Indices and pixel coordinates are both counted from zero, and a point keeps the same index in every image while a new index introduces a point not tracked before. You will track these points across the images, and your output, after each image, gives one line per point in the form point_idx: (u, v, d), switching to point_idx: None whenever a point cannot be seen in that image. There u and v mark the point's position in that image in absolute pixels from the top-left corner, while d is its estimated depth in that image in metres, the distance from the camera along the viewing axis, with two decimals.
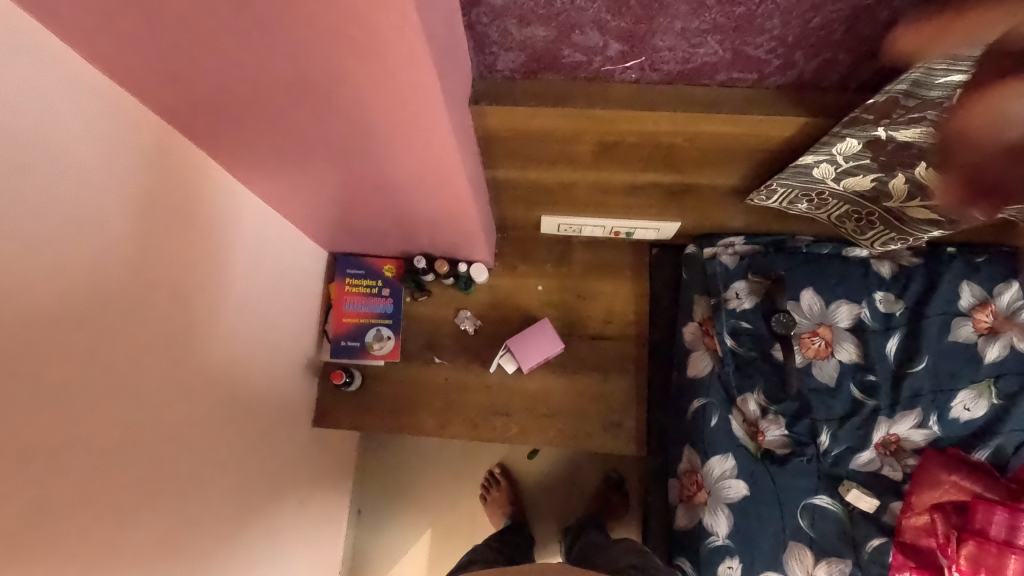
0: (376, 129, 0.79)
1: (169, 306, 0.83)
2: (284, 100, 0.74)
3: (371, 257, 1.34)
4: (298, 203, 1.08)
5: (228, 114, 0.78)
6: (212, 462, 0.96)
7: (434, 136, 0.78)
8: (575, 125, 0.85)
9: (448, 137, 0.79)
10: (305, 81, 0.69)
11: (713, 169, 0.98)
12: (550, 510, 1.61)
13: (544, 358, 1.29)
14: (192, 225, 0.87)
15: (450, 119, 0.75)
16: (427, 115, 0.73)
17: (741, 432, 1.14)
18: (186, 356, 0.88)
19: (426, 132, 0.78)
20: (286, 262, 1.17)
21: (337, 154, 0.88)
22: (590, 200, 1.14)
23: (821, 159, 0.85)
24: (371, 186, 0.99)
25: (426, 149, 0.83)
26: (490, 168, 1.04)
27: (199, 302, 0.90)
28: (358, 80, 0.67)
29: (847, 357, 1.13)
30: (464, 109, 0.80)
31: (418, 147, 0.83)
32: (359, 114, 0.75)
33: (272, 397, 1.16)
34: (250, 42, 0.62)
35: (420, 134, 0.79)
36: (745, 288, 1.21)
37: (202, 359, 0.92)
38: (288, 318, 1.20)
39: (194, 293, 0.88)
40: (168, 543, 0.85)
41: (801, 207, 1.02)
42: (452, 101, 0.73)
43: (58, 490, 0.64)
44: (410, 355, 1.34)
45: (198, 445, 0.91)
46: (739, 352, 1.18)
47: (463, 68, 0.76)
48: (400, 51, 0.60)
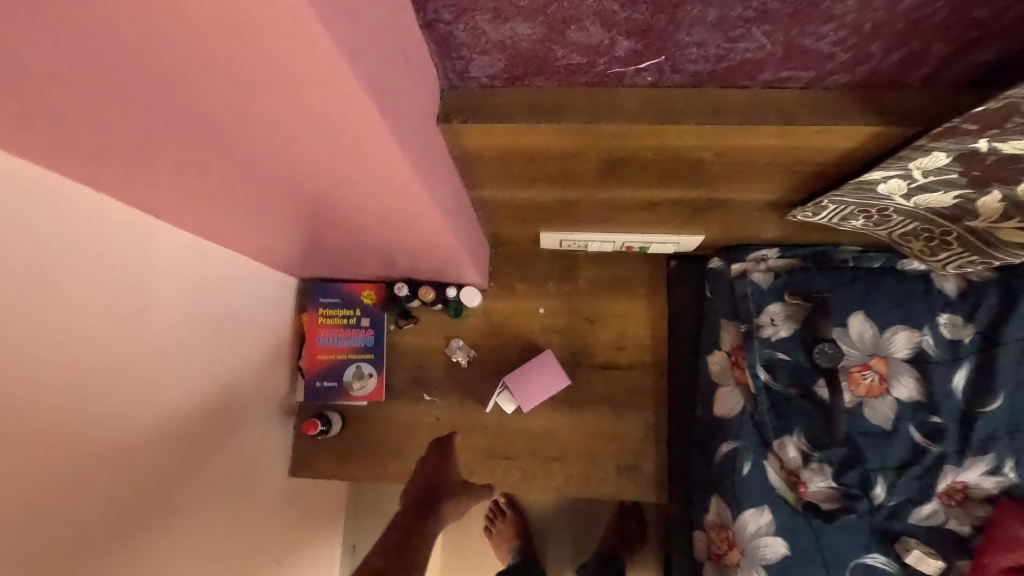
0: (311, 164, 0.60)
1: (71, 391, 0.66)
2: (189, 142, 0.57)
3: (347, 282, 1.17)
4: (252, 240, 0.92)
5: (105, 152, 0.60)
6: (162, 553, 0.80)
7: (390, 176, 0.60)
8: (577, 143, 0.67)
9: (410, 177, 0.61)
10: (193, 110, 0.50)
11: (747, 183, 0.79)
12: (561, 543, 1.47)
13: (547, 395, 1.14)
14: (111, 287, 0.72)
15: (408, 155, 0.57)
16: (368, 153, 0.55)
17: (778, 481, 0.99)
18: (108, 440, 0.71)
19: (374, 171, 0.60)
20: (248, 304, 1.02)
21: (276, 194, 0.71)
22: (596, 217, 0.96)
23: (891, 175, 0.67)
24: (330, 221, 0.82)
25: (384, 190, 0.65)
26: (474, 188, 0.86)
27: (130, 376, 0.75)
28: (260, 108, 0.48)
29: (904, 394, 0.95)
30: (424, 129, 0.61)
31: (375, 188, 0.65)
32: (282, 152, 0.57)
33: (245, 458, 1.02)
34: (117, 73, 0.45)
35: (371, 174, 0.61)
36: (781, 312, 1.02)
37: (130, 442, 0.75)
38: (254, 367, 1.05)
39: (113, 364, 0.72)
40: None
41: (855, 224, 0.84)
42: (405, 134, 0.55)
43: None
44: (397, 393, 1.18)
45: (142, 537, 0.77)
46: (775, 388, 1.00)
47: (422, 86, 0.57)
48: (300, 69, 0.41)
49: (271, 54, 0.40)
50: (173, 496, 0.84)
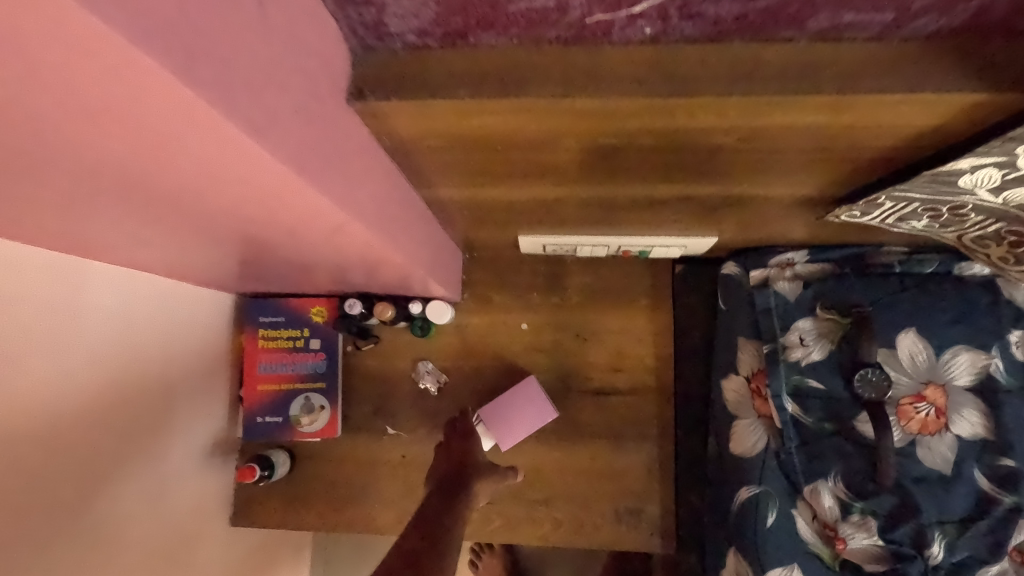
0: (155, 177, 0.41)
1: None
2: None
3: (293, 297, 0.99)
4: (151, 260, 0.73)
5: None
6: None
7: (261, 184, 0.40)
8: (549, 125, 0.48)
9: (295, 185, 0.41)
10: None
11: (777, 175, 0.60)
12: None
13: (531, 430, 0.97)
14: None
15: (279, 152, 0.37)
16: (206, 151, 0.35)
17: (810, 534, 0.81)
18: None
19: (235, 178, 0.40)
20: (153, 333, 0.82)
21: (138, 213, 0.51)
22: (584, 218, 0.78)
23: (985, 163, 0.48)
24: (235, 241, 0.63)
25: (270, 204, 0.46)
26: (427, 188, 0.67)
27: None
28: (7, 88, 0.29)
29: (967, 431, 0.77)
30: (324, 115, 0.42)
31: (258, 202, 0.45)
32: (88, 155, 0.37)
33: (162, 521, 0.84)
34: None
35: (235, 184, 0.41)
36: (812, 330, 0.84)
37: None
38: (168, 409, 0.86)
39: None
40: None
41: (915, 224, 0.65)
42: (262, 119, 0.35)
43: None
44: (355, 426, 1.01)
45: None
46: (807, 423, 0.82)
47: (293, 46, 0.37)
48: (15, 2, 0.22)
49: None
50: None
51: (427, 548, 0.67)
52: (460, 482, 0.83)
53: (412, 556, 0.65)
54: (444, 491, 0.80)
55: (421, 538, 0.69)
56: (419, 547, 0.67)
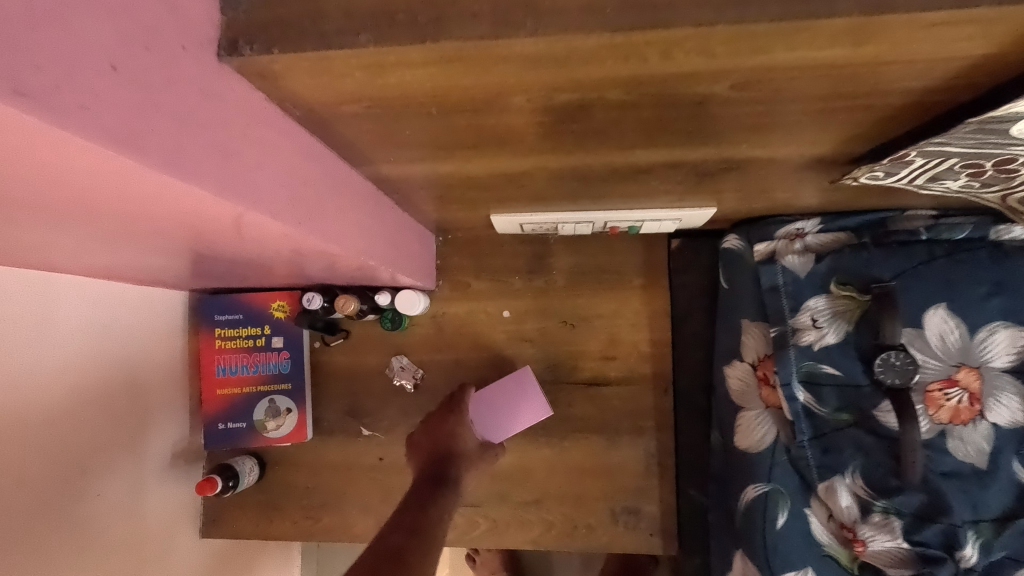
0: None
1: None
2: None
3: (249, 292, 0.90)
4: (62, 263, 0.61)
5: None
6: None
7: (84, 173, 0.29)
8: (487, 77, 0.38)
9: (135, 171, 0.30)
10: None
11: (785, 131, 0.49)
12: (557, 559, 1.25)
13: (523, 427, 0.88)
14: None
15: (80, 123, 0.26)
16: None
17: (826, 535, 0.73)
18: None
19: (37, 167, 0.28)
20: (79, 341, 0.71)
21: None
22: (562, 192, 0.67)
23: None
24: (141, 245, 0.53)
25: (123, 197, 0.34)
26: (370, 165, 0.57)
27: None
28: None
29: (1006, 417, 0.68)
30: (178, 75, 0.32)
31: (112, 197, 0.34)
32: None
33: (108, 550, 0.74)
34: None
35: (42, 172, 0.29)
36: (826, 309, 0.74)
37: None
38: (108, 426, 0.75)
39: None
40: None
41: (950, 185, 0.54)
42: (28, 77, 0.24)
43: None
44: (327, 428, 0.93)
45: None
46: (821, 414, 0.73)
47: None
48: None
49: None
50: None
51: (407, 546, 0.65)
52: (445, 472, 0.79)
53: (397, 552, 0.64)
54: (427, 484, 0.77)
55: (404, 533, 0.67)
56: (405, 544, 0.65)
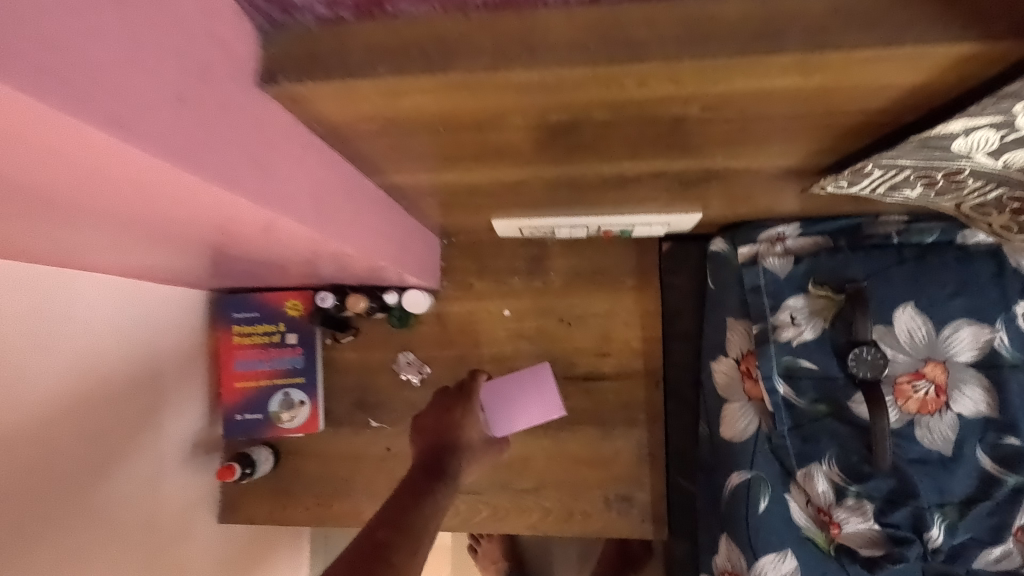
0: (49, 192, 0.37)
1: None
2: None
3: (266, 292, 0.95)
4: (98, 263, 0.67)
5: None
6: None
7: (152, 185, 0.36)
8: (487, 101, 0.44)
9: (194, 183, 0.36)
10: None
11: (756, 146, 0.55)
12: (556, 546, 1.30)
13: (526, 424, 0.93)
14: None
15: (155, 146, 0.32)
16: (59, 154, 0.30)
17: (804, 519, 0.78)
18: None
19: (117, 180, 0.35)
20: (109, 335, 0.77)
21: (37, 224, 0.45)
22: (558, 199, 0.73)
23: (980, 124, 0.43)
24: (179, 247, 0.59)
25: (179, 205, 0.41)
26: (382, 175, 0.63)
27: None
28: None
29: (970, 408, 0.73)
30: (226, 104, 0.38)
31: (169, 205, 0.41)
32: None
33: (134, 529, 0.80)
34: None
35: (120, 185, 0.36)
36: (804, 308, 0.79)
37: None
38: (134, 414, 0.82)
39: None
40: None
41: (909, 193, 0.60)
42: (121, 111, 0.30)
43: None
44: (338, 420, 0.99)
45: None
46: (799, 405, 0.78)
47: (151, 19, 0.32)
48: None
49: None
50: None
51: (399, 537, 0.62)
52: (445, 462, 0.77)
53: (381, 548, 0.59)
54: (428, 471, 0.75)
55: (392, 528, 0.63)
56: (392, 539, 0.61)
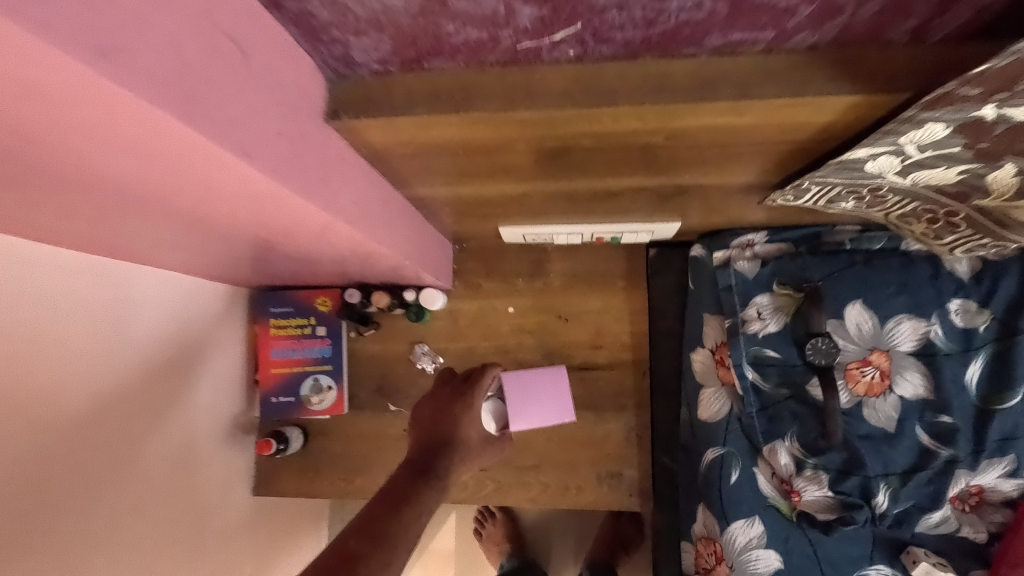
0: (182, 200, 0.50)
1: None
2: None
3: (298, 289, 1.08)
4: (172, 260, 0.80)
5: None
6: None
7: (265, 195, 0.49)
8: (497, 132, 0.56)
9: (292, 194, 0.49)
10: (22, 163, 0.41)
11: (716, 167, 0.68)
12: (557, 541, 1.42)
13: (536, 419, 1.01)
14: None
15: (275, 170, 0.46)
16: (218, 175, 0.43)
17: (770, 489, 0.90)
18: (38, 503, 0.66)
19: (242, 192, 0.48)
20: (171, 323, 0.89)
21: (146, 221, 0.57)
22: (555, 209, 0.86)
23: (879, 152, 0.55)
24: (243, 244, 0.72)
25: (270, 209, 0.54)
26: (408, 188, 0.76)
27: (50, 435, 0.68)
28: (81, 150, 0.38)
29: (910, 391, 0.84)
30: (309, 135, 0.51)
31: (264, 209, 0.54)
32: (101, 174, 0.43)
33: (191, 494, 0.93)
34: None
35: (241, 195, 0.49)
36: (769, 304, 0.91)
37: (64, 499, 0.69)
38: (192, 393, 0.94)
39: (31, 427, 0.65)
40: None
41: (846, 205, 0.72)
42: (259, 147, 0.43)
43: None
44: (361, 404, 1.11)
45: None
46: (765, 389, 0.90)
47: (273, 77, 0.45)
48: (96, 103, 0.32)
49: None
50: (121, 550, 0.78)
51: (373, 545, 0.58)
52: (446, 441, 0.81)
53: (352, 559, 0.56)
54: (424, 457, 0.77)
55: (366, 536, 0.59)
56: (363, 548, 0.57)
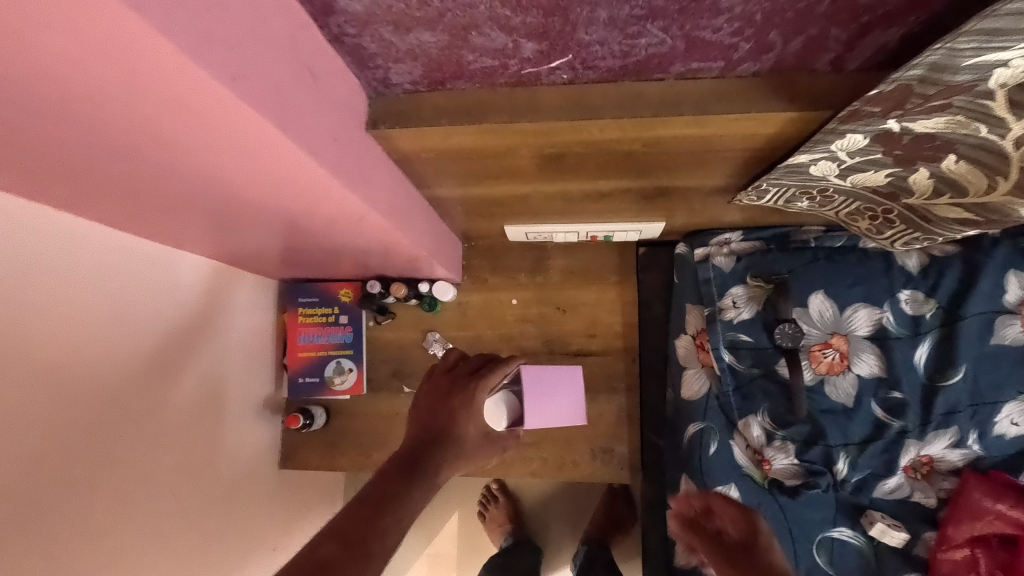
0: (252, 190, 0.62)
1: (80, 413, 0.72)
2: (110, 163, 0.54)
3: (324, 281, 1.20)
4: (223, 250, 0.93)
5: (74, 189, 0.61)
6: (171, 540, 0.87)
7: (321, 188, 0.61)
8: (505, 140, 0.69)
9: (342, 188, 0.62)
10: (142, 157, 0.53)
11: (689, 171, 0.80)
12: (552, 525, 1.52)
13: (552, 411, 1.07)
14: (57, 300, 0.68)
15: (332, 168, 0.58)
16: (290, 171, 0.56)
17: (745, 460, 1.00)
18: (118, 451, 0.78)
19: (304, 185, 0.60)
20: (217, 307, 1.01)
21: (212, 207, 0.69)
22: (554, 209, 0.98)
23: (817, 157, 0.67)
24: (287, 235, 0.84)
25: (320, 200, 0.66)
26: (427, 188, 0.89)
27: (126, 394, 0.79)
28: (192, 148, 0.51)
29: (866, 370, 0.96)
30: (356, 141, 0.64)
31: (315, 200, 0.66)
32: (200, 167, 0.56)
33: (229, 460, 1.04)
34: (15, 107, 0.43)
35: (301, 187, 0.61)
36: (743, 295, 1.04)
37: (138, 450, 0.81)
38: (231, 370, 1.06)
39: (111, 385, 0.77)
40: None
41: (802, 205, 0.84)
42: (322, 149, 0.56)
43: None
44: (378, 386, 1.23)
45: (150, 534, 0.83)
46: (739, 369, 1.02)
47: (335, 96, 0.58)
48: (221, 116, 0.44)
49: (139, 71, 0.38)
50: (178, 501, 0.89)
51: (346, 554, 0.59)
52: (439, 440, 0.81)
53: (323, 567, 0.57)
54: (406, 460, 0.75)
55: (339, 541, 0.60)
56: (336, 556, 0.58)
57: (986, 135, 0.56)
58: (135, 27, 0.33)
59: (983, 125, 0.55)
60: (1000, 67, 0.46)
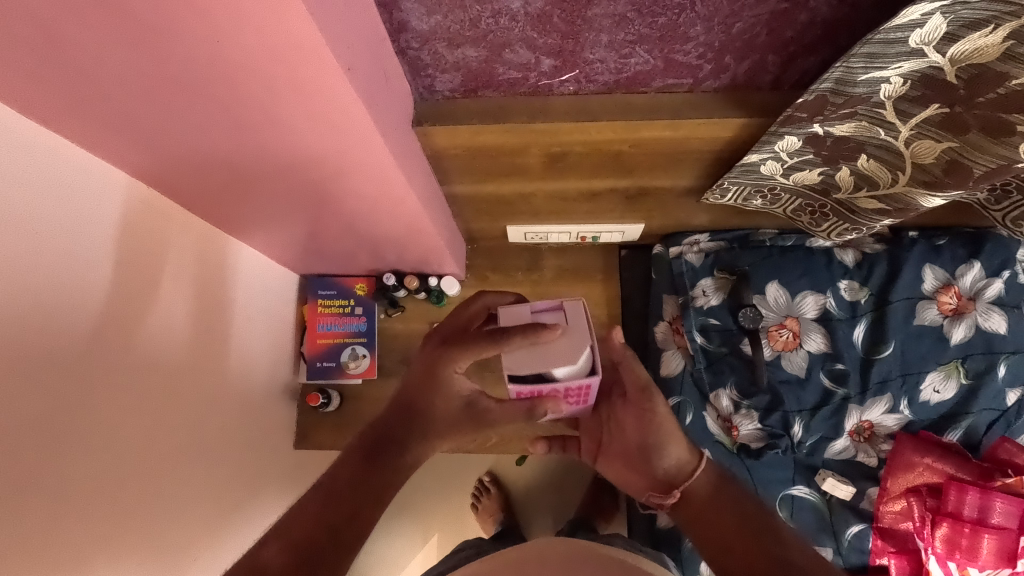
0: (321, 168, 0.77)
1: (143, 357, 0.83)
2: (217, 132, 0.69)
3: (343, 276, 1.33)
4: (264, 233, 1.06)
5: (177, 158, 0.76)
6: (202, 484, 0.97)
7: (380, 169, 0.77)
8: (521, 139, 0.86)
9: (393, 171, 0.78)
10: (244, 129, 0.68)
11: (664, 173, 0.99)
12: (541, 518, 1.62)
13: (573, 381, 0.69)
14: (135, 256, 0.82)
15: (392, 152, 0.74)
16: (360, 150, 0.72)
17: (716, 428, 1.15)
18: (168, 397, 0.88)
19: (366, 165, 0.76)
20: (250, 292, 1.13)
21: (276, 184, 0.83)
22: (551, 208, 1.15)
23: (765, 157, 0.86)
24: (326, 220, 0.98)
25: (376, 184, 0.82)
26: (446, 185, 1.05)
27: (176, 350, 0.91)
28: (291, 123, 0.66)
29: (815, 347, 1.14)
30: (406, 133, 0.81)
31: (369, 184, 0.82)
32: (289, 143, 0.71)
33: (251, 429, 1.14)
34: (170, 74, 0.58)
35: (363, 168, 0.77)
36: (711, 285, 1.22)
37: (181, 400, 0.91)
38: (258, 348, 1.17)
39: (164, 338, 0.88)
40: (171, 555, 0.88)
41: (756, 203, 1.03)
42: (390, 135, 0.72)
43: (61, 525, 0.68)
44: (387, 372, 1.36)
45: (185, 474, 0.92)
46: (710, 348, 1.19)
47: (398, 97, 0.75)
48: (329, 96, 0.60)
49: (285, 55, 0.54)
50: (209, 453, 0.99)
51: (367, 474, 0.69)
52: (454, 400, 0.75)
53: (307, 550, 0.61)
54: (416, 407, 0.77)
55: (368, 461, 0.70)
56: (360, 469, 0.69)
57: (885, 136, 0.76)
58: (300, 19, 0.49)
59: (881, 129, 0.75)
60: (884, 82, 0.66)
